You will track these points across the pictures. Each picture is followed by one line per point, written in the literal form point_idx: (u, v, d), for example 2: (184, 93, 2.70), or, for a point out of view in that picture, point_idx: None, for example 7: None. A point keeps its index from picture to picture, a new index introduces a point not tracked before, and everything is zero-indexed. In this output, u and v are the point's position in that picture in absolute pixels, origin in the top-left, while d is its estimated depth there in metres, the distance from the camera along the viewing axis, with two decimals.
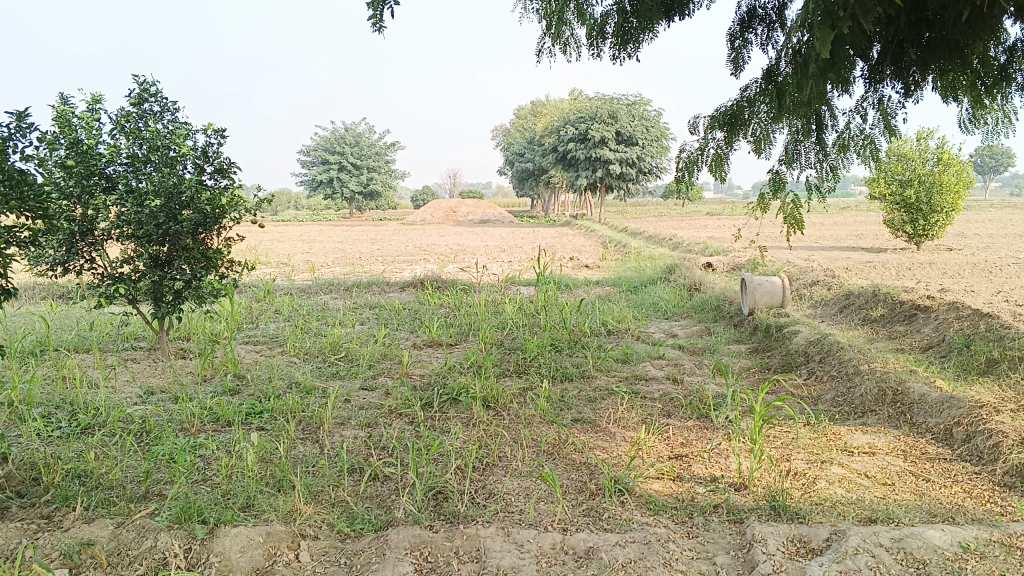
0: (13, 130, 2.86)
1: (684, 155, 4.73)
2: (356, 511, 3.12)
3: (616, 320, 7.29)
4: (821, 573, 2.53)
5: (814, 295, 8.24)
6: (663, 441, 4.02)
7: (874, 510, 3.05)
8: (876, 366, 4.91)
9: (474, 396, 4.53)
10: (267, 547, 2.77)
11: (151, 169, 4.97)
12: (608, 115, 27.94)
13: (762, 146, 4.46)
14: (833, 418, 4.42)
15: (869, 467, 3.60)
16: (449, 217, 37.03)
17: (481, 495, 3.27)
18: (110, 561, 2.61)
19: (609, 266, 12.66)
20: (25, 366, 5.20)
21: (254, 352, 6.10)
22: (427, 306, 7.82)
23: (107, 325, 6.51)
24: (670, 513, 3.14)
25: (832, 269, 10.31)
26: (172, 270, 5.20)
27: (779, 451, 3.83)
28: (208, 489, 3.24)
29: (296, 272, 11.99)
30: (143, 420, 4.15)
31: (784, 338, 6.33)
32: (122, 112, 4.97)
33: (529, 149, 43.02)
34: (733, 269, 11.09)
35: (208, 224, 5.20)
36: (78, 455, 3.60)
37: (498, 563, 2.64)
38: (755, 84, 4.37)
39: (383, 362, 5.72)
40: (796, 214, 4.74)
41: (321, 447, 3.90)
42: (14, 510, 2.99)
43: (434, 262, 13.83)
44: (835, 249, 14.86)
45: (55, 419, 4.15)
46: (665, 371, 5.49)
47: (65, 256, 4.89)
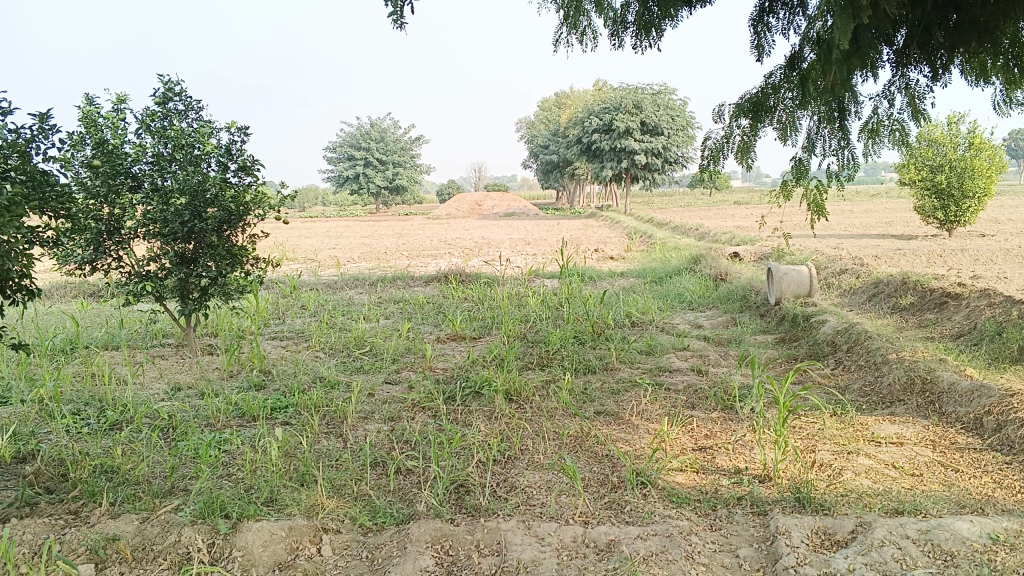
0: (36, 133, 2.88)
1: (710, 144, 4.68)
2: (378, 505, 3.13)
3: (641, 312, 7.24)
4: (846, 566, 2.49)
5: (842, 284, 8.13)
6: (687, 433, 3.99)
7: (901, 502, 3.00)
8: (905, 355, 4.84)
9: (496, 390, 4.52)
10: (290, 541, 2.79)
11: (176, 168, 5.01)
12: (633, 105, 27.78)
13: (788, 133, 4.40)
14: (860, 408, 4.36)
15: (897, 458, 3.55)
16: (474, 212, 37.09)
17: (502, 488, 3.27)
18: (134, 556, 2.64)
19: (634, 258, 12.61)
20: (56, 364, 5.29)
21: (280, 348, 6.16)
22: (451, 300, 7.83)
23: (136, 323, 6.60)
24: (693, 505, 3.11)
25: (860, 257, 10.17)
26: (198, 268, 5.24)
27: (805, 443, 3.79)
28: (232, 484, 3.27)
29: (322, 268, 12.08)
30: (171, 416, 4.20)
31: (811, 328, 6.25)
32: (148, 111, 5.02)
33: (554, 141, 42.90)
34: (760, 259, 10.98)
35: (232, 221, 5.23)
36: (105, 452, 3.65)
37: (519, 557, 2.63)
38: (779, 70, 4.30)
39: (407, 356, 5.74)
40: (820, 201, 4.69)
41: (345, 441, 3.92)
42: (43, 506, 3.04)
43: (459, 255, 13.86)
44: (864, 238, 14.67)
45: (84, 416, 4.21)
46: (689, 362, 5.44)
47: (93, 256, 4.99)
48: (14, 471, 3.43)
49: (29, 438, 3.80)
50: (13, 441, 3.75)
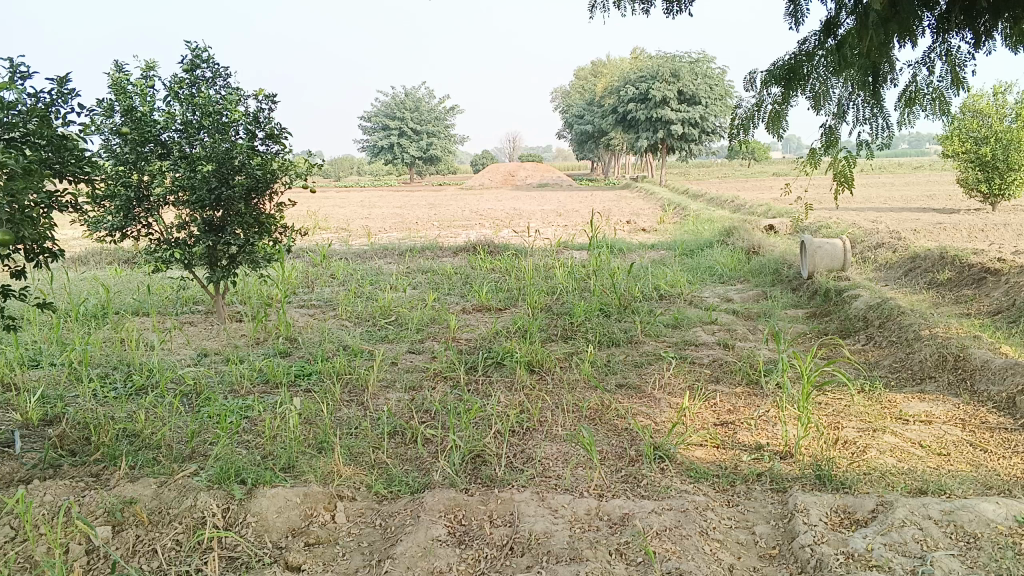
0: (55, 97, 2.82)
1: (740, 112, 4.57)
2: (394, 473, 3.13)
3: (670, 285, 7.15)
4: (864, 546, 2.43)
5: (878, 258, 7.94)
6: (710, 408, 3.93)
7: (926, 482, 2.93)
8: (938, 331, 4.71)
9: (518, 360, 4.50)
10: (305, 507, 2.81)
11: (204, 135, 4.98)
12: (670, 74, 27.30)
13: (820, 102, 4.27)
14: (889, 384, 4.27)
15: (925, 437, 3.46)
16: (507, 182, 36.95)
17: (519, 460, 3.25)
18: (151, 519, 2.68)
19: (666, 230, 12.48)
20: (87, 329, 5.38)
21: (307, 316, 6.19)
22: (478, 271, 7.80)
23: (166, 289, 6.69)
24: (711, 481, 3.07)
25: (899, 231, 9.94)
26: (226, 235, 5.25)
27: (830, 419, 3.71)
28: (250, 450, 3.29)
29: (353, 237, 12.14)
30: (196, 381, 4.25)
31: (843, 302, 6.11)
32: (176, 78, 5.02)
33: (589, 111, 42.41)
34: (796, 232, 10.79)
35: (259, 189, 5.24)
36: (130, 416, 3.70)
37: (531, 529, 2.62)
38: (813, 37, 4.16)
39: (431, 326, 5.73)
40: (847, 172, 4.55)
41: (366, 409, 3.93)
42: (66, 468, 3.10)
43: (489, 226, 13.81)
44: (905, 211, 14.32)
45: (111, 380, 4.27)
46: (716, 336, 5.37)
47: (122, 222, 5.05)
48: (41, 432, 3.49)
49: (56, 401, 3.88)
50: (41, 403, 3.82)
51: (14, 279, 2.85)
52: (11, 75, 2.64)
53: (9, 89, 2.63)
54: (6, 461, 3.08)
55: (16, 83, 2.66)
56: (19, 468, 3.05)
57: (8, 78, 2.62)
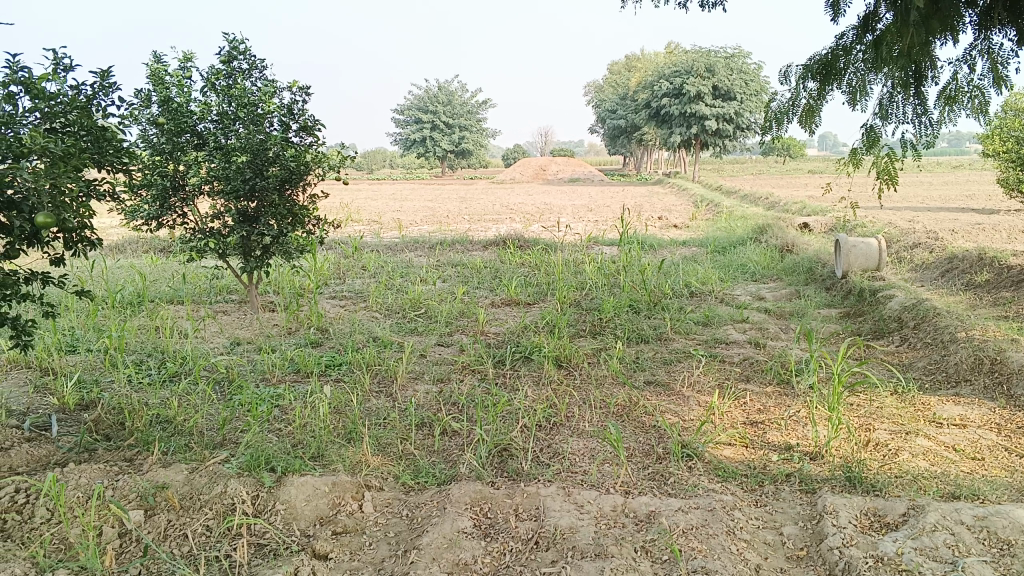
0: (97, 89, 2.87)
1: (775, 106, 4.52)
2: (421, 464, 3.15)
3: (700, 282, 7.10)
4: (894, 550, 2.40)
5: (914, 258, 7.81)
6: (739, 406, 3.90)
7: (959, 486, 2.88)
8: (975, 334, 4.62)
9: (546, 355, 4.50)
10: (333, 496, 2.84)
11: (239, 126, 5.04)
12: (705, 69, 27.06)
13: (857, 98, 4.21)
14: (923, 386, 4.21)
15: (958, 440, 3.40)
16: (538, 176, 36.91)
17: (545, 454, 3.25)
18: (182, 505, 2.72)
19: (698, 227, 12.37)
20: (123, 316, 5.47)
21: (338, 307, 6.25)
22: (508, 265, 7.80)
23: (200, 278, 6.79)
24: (739, 480, 3.05)
25: (937, 231, 9.77)
26: (260, 226, 5.31)
27: (861, 421, 3.66)
28: (280, 438, 3.33)
29: (384, 229, 12.21)
30: (228, 369, 4.31)
31: (877, 302, 6.03)
32: (213, 70, 5.08)
33: (622, 105, 42.13)
34: (830, 230, 10.65)
35: (293, 180, 5.28)
36: (163, 402, 3.76)
37: (557, 523, 2.62)
38: (852, 31, 4.09)
39: (460, 319, 5.75)
40: (890, 168, 4.43)
41: (394, 400, 3.95)
42: (100, 452, 3.16)
43: (519, 220, 13.80)
44: (942, 211, 14.06)
45: (145, 366, 4.34)
46: (747, 335, 5.32)
47: (158, 211, 5.12)
48: (77, 417, 3.56)
49: (92, 386, 3.95)
50: (77, 388, 3.90)
51: (53, 266, 2.90)
52: (54, 67, 2.69)
53: (52, 80, 2.67)
54: (43, 444, 3.15)
55: (59, 74, 2.71)
56: (55, 451, 3.11)
57: (51, 69, 2.66)
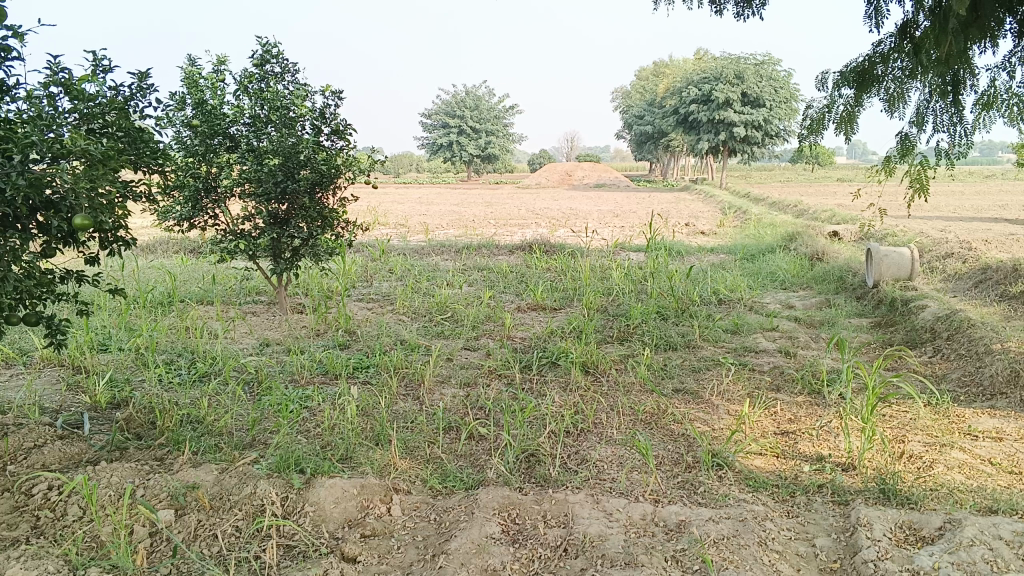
0: (135, 91, 2.89)
1: (811, 112, 4.48)
2: (448, 469, 3.14)
3: (729, 290, 7.04)
4: (930, 564, 2.36)
5: (946, 268, 7.69)
6: (769, 416, 3.86)
7: (996, 501, 2.82)
8: (1011, 346, 4.53)
9: (573, 361, 4.49)
10: (361, 498, 2.84)
11: (271, 130, 5.07)
12: (733, 75, 26.89)
13: (895, 104, 4.15)
14: (957, 398, 4.13)
15: (995, 454, 3.34)
16: (564, 182, 36.87)
17: (573, 461, 3.23)
18: (212, 505, 2.74)
19: (726, 234, 12.27)
20: (154, 316, 5.52)
21: (366, 310, 6.27)
22: (535, 270, 7.78)
23: (229, 279, 6.84)
24: (770, 490, 3.01)
25: (970, 240, 9.62)
26: (290, 228, 5.35)
27: (895, 432, 3.61)
28: (310, 440, 3.34)
29: (411, 233, 12.25)
30: (257, 370, 4.33)
31: (910, 313, 5.94)
32: (246, 73, 5.13)
33: (649, 111, 41.99)
34: (860, 239, 10.53)
35: (324, 183, 5.31)
36: (193, 402, 3.79)
37: (586, 530, 2.60)
38: (890, 39, 4.03)
39: (487, 323, 5.74)
40: (922, 177, 4.38)
41: (422, 403, 3.95)
42: (131, 450, 3.19)
43: (545, 225, 13.77)
44: (975, 220, 13.84)
45: (175, 366, 4.38)
46: (777, 343, 5.27)
47: (190, 213, 5.17)
48: (108, 415, 3.60)
49: (123, 384, 3.99)
50: (109, 386, 3.94)
51: (88, 265, 2.92)
52: (94, 68, 2.72)
53: (91, 81, 2.71)
54: (75, 442, 3.18)
55: (98, 75, 2.74)
56: (88, 449, 3.14)
57: (91, 71, 2.70)
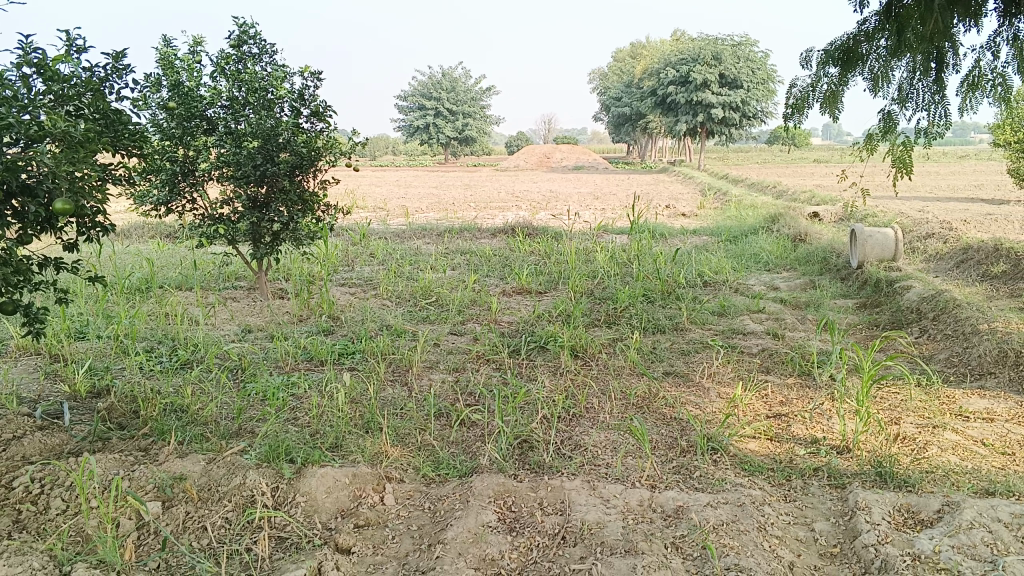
0: (110, 71, 2.79)
1: (795, 91, 4.39)
2: (441, 456, 3.09)
3: (714, 272, 7.02)
4: (930, 547, 2.34)
5: (927, 249, 7.72)
6: (761, 399, 3.84)
7: (992, 482, 2.81)
8: (998, 326, 4.54)
9: (562, 345, 4.44)
10: (353, 488, 2.78)
11: (249, 112, 4.94)
12: (711, 57, 26.83)
13: (879, 84, 4.06)
14: (947, 379, 4.14)
15: (987, 435, 3.34)
16: (542, 164, 36.72)
17: (567, 446, 3.19)
18: (200, 496, 2.67)
19: (707, 216, 12.26)
20: (132, 303, 5.41)
21: (349, 294, 6.18)
22: (518, 253, 7.72)
23: (208, 265, 6.72)
24: (766, 475, 2.99)
25: (949, 221, 9.66)
26: (270, 212, 5.23)
27: (887, 414, 3.60)
28: (298, 429, 3.28)
29: (391, 216, 12.14)
30: (240, 357, 4.24)
31: (894, 294, 5.95)
32: (223, 54, 5.00)
33: (626, 93, 41.91)
34: (841, 220, 10.56)
35: (304, 166, 5.19)
36: (176, 390, 3.70)
37: (583, 518, 2.56)
38: (874, 17, 3.92)
39: (472, 308, 5.68)
40: (906, 158, 4.34)
41: (410, 389, 3.89)
42: (114, 441, 3.10)
43: (526, 208, 13.69)
44: (951, 201, 13.91)
45: (156, 353, 4.28)
46: (764, 325, 5.25)
47: (168, 196, 5.03)
48: (89, 405, 3.51)
49: (103, 373, 3.89)
50: (89, 375, 3.84)
51: (66, 252, 2.82)
52: (67, 48, 2.62)
53: (65, 62, 2.60)
54: (56, 433, 3.09)
55: (72, 55, 2.63)
56: (69, 440, 3.05)
57: (64, 50, 2.59)
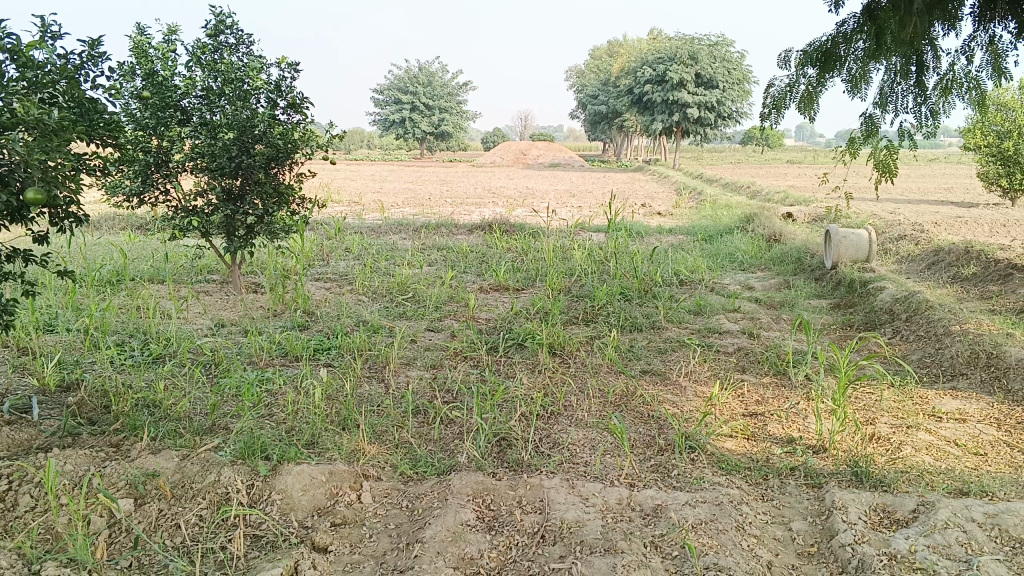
0: (85, 59, 2.73)
1: (773, 91, 4.38)
2: (418, 454, 3.06)
3: (690, 270, 7.05)
4: (906, 547, 2.36)
5: (899, 250, 7.82)
6: (737, 398, 3.86)
7: (966, 482, 2.85)
8: (969, 327, 4.60)
9: (540, 342, 4.42)
10: (330, 486, 2.75)
11: (225, 102, 4.88)
12: (687, 56, 26.97)
13: (857, 85, 4.02)
14: (920, 379, 4.19)
15: (959, 435, 3.38)
16: (518, 160, 36.70)
17: (546, 444, 3.18)
18: (174, 494, 2.62)
19: (682, 215, 12.32)
20: (103, 296, 5.31)
21: (324, 289, 6.13)
22: (495, 250, 7.70)
23: (181, 257, 6.63)
24: (743, 474, 3.00)
25: (920, 223, 9.80)
26: (244, 205, 5.16)
27: (862, 414, 3.63)
28: (273, 425, 3.23)
29: (366, 211, 12.07)
30: (213, 352, 4.18)
31: (868, 294, 6.01)
32: (199, 44, 4.92)
33: (603, 90, 42.02)
34: (815, 220, 10.67)
35: (280, 159, 5.14)
36: (148, 384, 3.64)
37: (563, 517, 2.55)
38: (853, 19, 3.89)
39: (449, 304, 5.65)
40: (889, 161, 4.36)
41: (387, 385, 3.86)
42: (85, 437, 3.04)
43: (502, 204, 13.67)
44: (921, 204, 14.10)
45: (128, 347, 4.21)
46: (740, 324, 5.28)
47: (140, 187, 4.94)
48: (58, 399, 3.43)
49: (73, 367, 3.81)
50: (58, 369, 3.76)
51: (37, 243, 2.75)
52: (42, 34, 2.55)
53: (40, 48, 2.54)
54: (24, 428, 3.02)
55: (47, 41, 2.57)
56: (37, 435, 2.98)
57: (39, 36, 2.53)
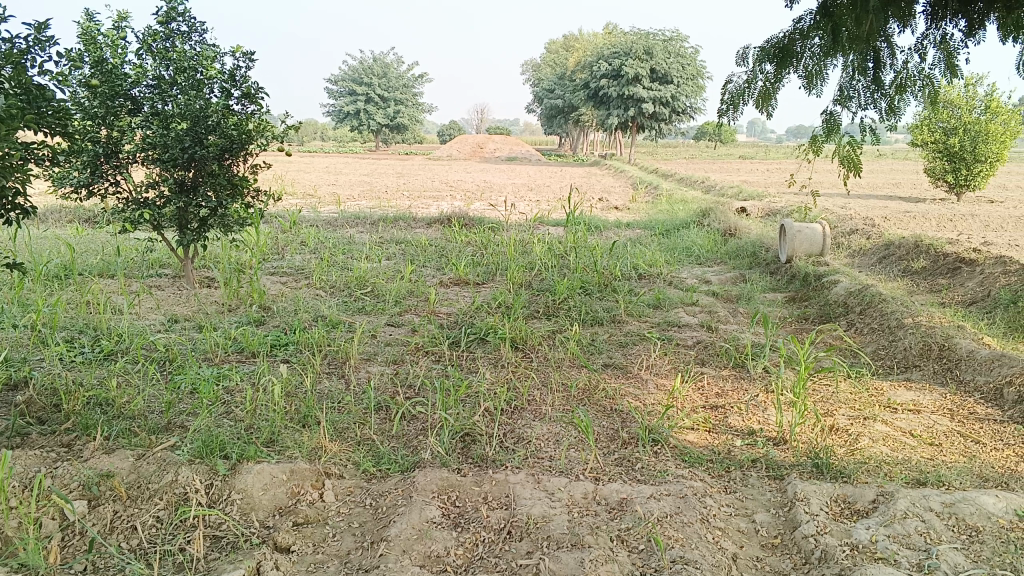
0: (31, 44, 2.63)
1: (731, 87, 4.36)
2: (381, 451, 3.02)
3: (648, 265, 7.09)
4: (867, 537, 2.40)
5: (852, 245, 7.96)
6: (697, 391, 3.89)
7: (923, 473, 2.90)
8: (922, 320, 4.70)
9: (502, 337, 4.41)
10: (291, 485, 2.70)
11: (177, 92, 4.78)
12: (642, 52, 27.19)
13: (813, 82, 4.06)
14: (875, 371, 4.26)
15: (915, 426, 3.45)
16: (475, 153, 36.61)
17: (510, 440, 3.16)
18: (129, 494, 2.55)
19: (639, 209, 12.38)
20: (50, 291, 5.15)
21: (280, 284, 6.03)
22: (454, 244, 7.65)
23: (132, 251, 6.46)
24: (705, 466, 3.02)
25: (870, 217, 10.00)
26: (197, 197, 5.02)
27: (821, 406, 3.68)
28: (232, 423, 3.16)
29: (322, 203, 11.93)
30: (167, 348, 4.08)
31: (822, 288, 6.11)
32: (150, 31, 4.79)
33: (559, 84, 42.09)
34: (769, 214, 10.81)
35: (234, 150, 5.00)
36: (100, 382, 3.53)
37: (529, 512, 2.54)
38: (809, 16, 3.93)
39: (409, 298, 5.60)
40: (852, 156, 4.38)
41: (347, 382, 3.81)
42: (34, 437, 2.94)
43: (460, 198, 13.60)
44: (871, 198, 14.40)
45: (78, 343, 4.09)
46: (698, 318, 5.33)
47: (89, 178, 4.76)
48: (5, 398, 3.32)
49: (20, 365, 3.68)
50: (4, 366, 3.63)
51: None
52: None
53: None
54: None
55: None
56: None
57: None
